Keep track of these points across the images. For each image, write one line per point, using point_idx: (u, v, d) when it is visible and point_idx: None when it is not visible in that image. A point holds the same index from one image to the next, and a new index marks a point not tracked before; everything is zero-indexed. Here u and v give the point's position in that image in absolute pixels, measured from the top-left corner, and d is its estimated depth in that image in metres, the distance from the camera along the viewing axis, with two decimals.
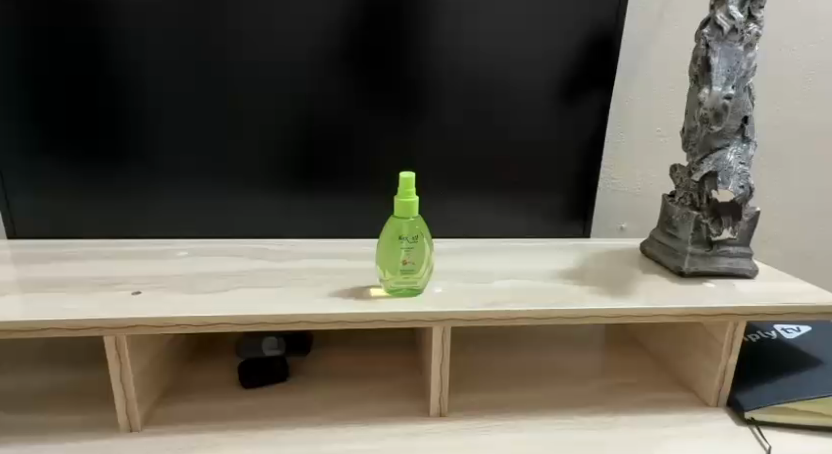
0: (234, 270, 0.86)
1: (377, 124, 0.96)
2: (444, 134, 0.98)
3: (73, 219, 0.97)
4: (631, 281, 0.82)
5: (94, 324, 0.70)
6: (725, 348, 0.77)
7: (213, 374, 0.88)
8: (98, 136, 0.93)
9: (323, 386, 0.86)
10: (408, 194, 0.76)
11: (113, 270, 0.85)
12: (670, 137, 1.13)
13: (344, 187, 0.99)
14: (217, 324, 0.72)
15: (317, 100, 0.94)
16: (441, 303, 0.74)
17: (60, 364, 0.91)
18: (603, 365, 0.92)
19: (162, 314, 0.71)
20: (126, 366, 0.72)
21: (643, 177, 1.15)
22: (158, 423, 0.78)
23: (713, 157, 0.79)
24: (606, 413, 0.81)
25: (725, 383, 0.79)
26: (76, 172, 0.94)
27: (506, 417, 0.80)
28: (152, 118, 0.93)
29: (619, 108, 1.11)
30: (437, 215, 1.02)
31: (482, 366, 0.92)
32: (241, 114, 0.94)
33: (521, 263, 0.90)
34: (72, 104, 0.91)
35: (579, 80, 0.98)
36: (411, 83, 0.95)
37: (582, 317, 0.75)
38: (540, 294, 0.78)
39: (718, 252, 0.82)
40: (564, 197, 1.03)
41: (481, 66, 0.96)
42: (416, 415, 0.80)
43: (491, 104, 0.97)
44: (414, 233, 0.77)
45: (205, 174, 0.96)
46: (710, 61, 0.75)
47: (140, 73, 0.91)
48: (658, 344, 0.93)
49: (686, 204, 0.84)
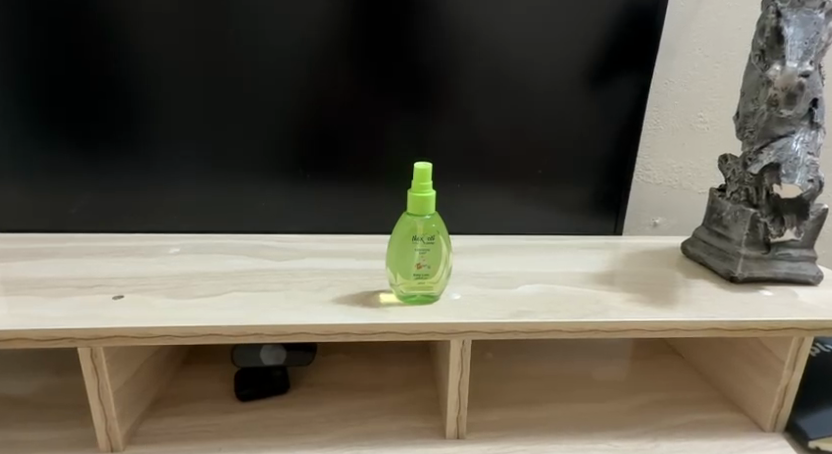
0: (228, 271, 0.77)
1: (389, 111, 0.87)
2: (464, 122, 0.88)
3: (58, 212, 0.88)
4: (674, 287, 0.73)
5: (65, 335, 0.62)
6: (787, 364, 0.68)
7: (206, 385, 0.80)
8: (84, 123, 0.84)
9: (327, 400, 0.78)
10: (423, 187, 0.66)
11: (95, 269, 0.76)
12: (712, 124, 1.03)
13: (352, 179, 0.90)
14: (205, 336, 0.63)
15: (322, 86, 0.85)
16: (461, 312, 0.66)
17: (41, 370, 0.84)
18: (638, 379, 0.83)
19: (143, 324, 0.63)
20: (104, 380, 0.64)
21: (681, 168, 1.05)
22: (142, 443, 0.70)
23: (776, 146, 0.69)
24: (646, 437, 0.72)
25: (784, 406, 0.70)
26: (58, 161, 0.85)
27: (531, 440, 0.71)
28: (142, 103, 0.84)
29: (657, 93, 1.01)
30: (453, 210, 0.93)
31: (503, 377, 0.83)
32: (239, 99, 0.85)
33: (546, 264, 0.81)
34: (53, 87, 0.82)
35: (615, 61, 0.87)
36: (425, 69, 0.85)
37: (623, 331, 0.65)
38: (573, 302, 0.69)
39: (776, 255, 0.72)
40: (594, 191, 0.94)
41: (504, 48, 0.86)
42: (431, 435, 0.72)
43: (516, 88, 0.88)
44: (430, 234, 0.68)
45: (201, 166, 0.88)
46: (783, 31, 0.66)
47: (126, 54, 0.82)
48: (700, 356, 0.84)
49: (740, 200, 0.74)
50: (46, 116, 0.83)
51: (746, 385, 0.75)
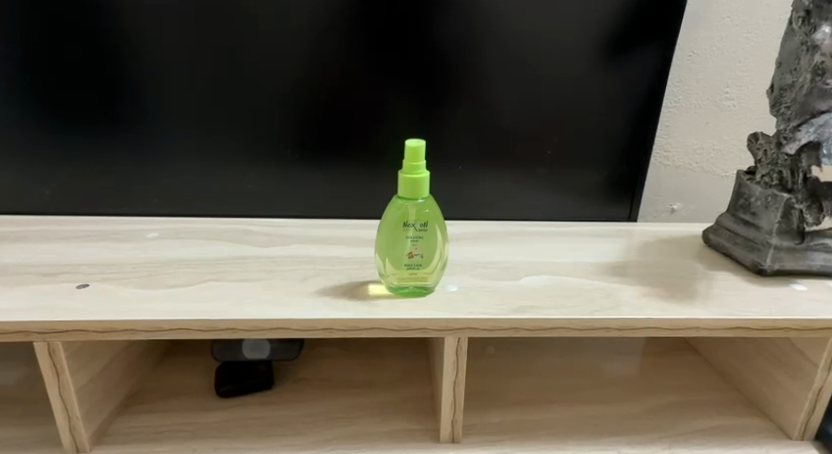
0: (207, 258, 0.71)
1: (387, 85, 0.80)
2: (469, 98, 0.81)
3: (30, 194, 0.82)
4: (695, 281, 0.66)
5: (19, 328, 0.56)
6: (821, 367, 0.61)
7: (185, 381, 0.75)
8: (55, 98, 0.77)
9: (314, 397, 0.72)
10: (413, 167, 0.59)
11: (62, 256, 0.70)
12: (739, 101, 0.96)
13: (345, 158, 0.83)
14: (173, 331, 0.57)
15: (313, 55, 0.77)
16: (457, 306, 0.59)
17: (11, 362, 0.78)
18: (651, 378, 0.77)
19: (105, 317, 0.56)
20: (65, 377, 0.58)
21: (703, 149, 0.97)
22: (110, 443, 0.64)
23: (817, 123, 0.61)
24: (661, 444, 0.66)
25: (816, 412, 0.64)
26: (28, 140, 0.79)
27: (534, 446, 0.65)
28: (117, 75, 0.77)
29: (680, 66, 0.93)
30: (454, 194, 0.86)
31: (504, 374, 0.77)
32: (222, 72, 0.78)
33: (554, 254, 0.74)
34: (18, 59, 0.75)
35: (636, 31, 0.80)
36: (426, 37, 0.78)
37: (639, 329, 0.59)
38: (581, 296, 0.62)
39: (810, 246, 0.65)
40: (608, 173, 0.86)
41: (514, 14, 0.77)
42: (424, 439, 0.66)
43: (527, 61, 0.80)
44: (422, 221, 0.61)
45: (182, 146, 0.81)
46: None
47: (97, 21, 0.74)
48: (721, 354, 0.77)
49: (771, 184, 0.67)
50: (12, 90, 0.76)
51: (772, 389, 0.68)
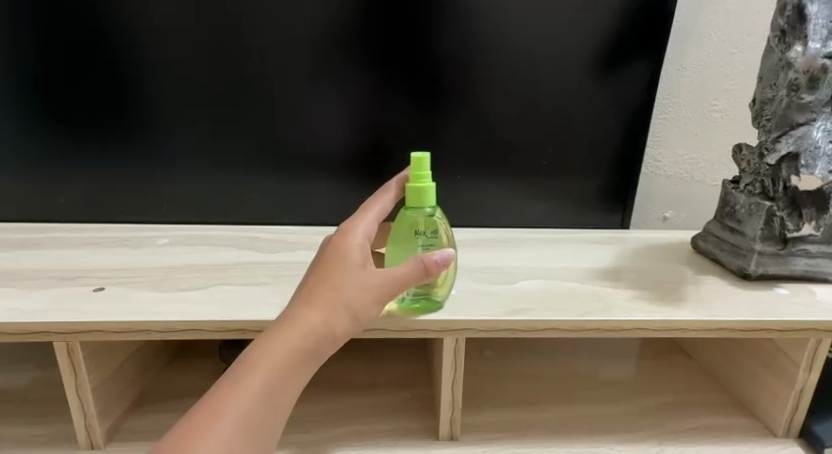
0: (216, 263, 0.74)
1: (387, 97, 0.83)
2: (466, 109, 0.84)
3: (44, 202, 0.85)
4: (683, 285, 0.69)
5: (41, 328, 0.59)
6: (803, 368, 0.64)
7: (194, 382, 0.78)
8: (70, 108, 0.80)
9: (317, 397, 0.75)
10: (420, 177, 0.63)
11: (77, 261, 0.73)
12: (727, 113, 0.99)
13: (347, 168, 0.86)
14: (185, 331, 0.60)
15: (316, 69, 0.81)
16: (456, 309, 0.62)
17: (26, 365, 0.81)
18: (643, 380, 0.79)
19: (121, 318, 0.59)
20: (82, 376, 0.61)
21: (693, 159, 1.00)
22: (123, 440, 0.67)
23: (795, 134, 0.65)
24: (651, 441, 0.68)
25: (798, 411, 0.67)
26: (38, 147, 0.82)
27: (530, 443, 0.68)
28: (130, 88, 0.80)
29: (669, 80, 0.96)
30: (452, 201, 0.89)
31: (500, 376, 0.80)
32: (230, 85, 0.81)
33: (548, 259, 0.77)
34: (36, 72, 0.79)
35: (626, 45, 0.83)
36: (424, 52, 0.81)
37: (627, 331, 0.62)
38: (571, 298, 0.65)
39: (792, 251, 0.69)
40: (601, 182, 0.90)
41: (509, 30, 0.81)
42: (424, 436, 0.68)
43: (521, 75, 0.83)
44: (432, 228, 0.64)
45: (191, 155, 0.84)
46: (807, 10, 0.63)
47: (110, 33, 0.78)
48: (711, 358, 0.80)
49: (755, 193, 0.71)
50: (31, 103, 0.80)
51: (759, 389, 0.71)
